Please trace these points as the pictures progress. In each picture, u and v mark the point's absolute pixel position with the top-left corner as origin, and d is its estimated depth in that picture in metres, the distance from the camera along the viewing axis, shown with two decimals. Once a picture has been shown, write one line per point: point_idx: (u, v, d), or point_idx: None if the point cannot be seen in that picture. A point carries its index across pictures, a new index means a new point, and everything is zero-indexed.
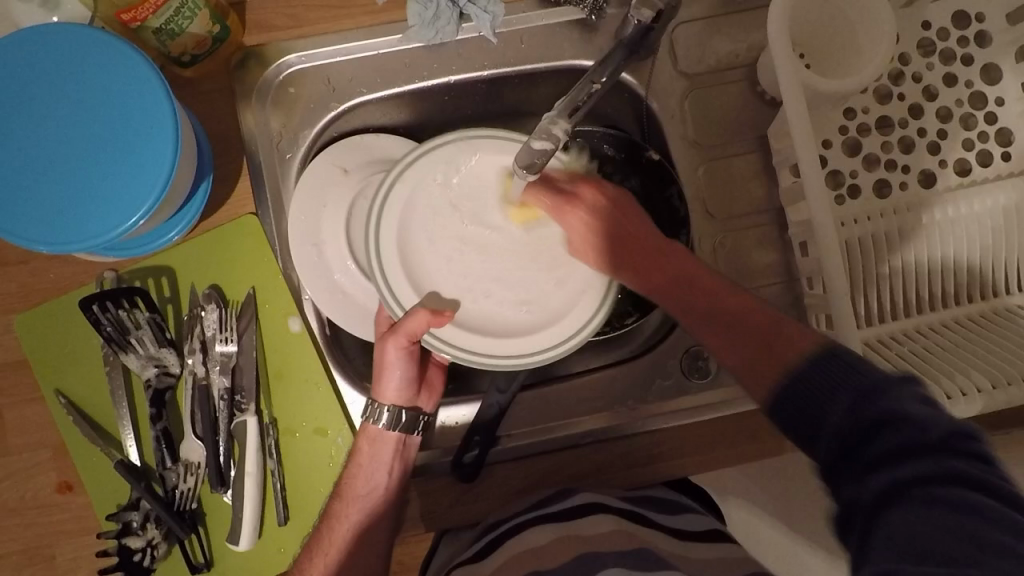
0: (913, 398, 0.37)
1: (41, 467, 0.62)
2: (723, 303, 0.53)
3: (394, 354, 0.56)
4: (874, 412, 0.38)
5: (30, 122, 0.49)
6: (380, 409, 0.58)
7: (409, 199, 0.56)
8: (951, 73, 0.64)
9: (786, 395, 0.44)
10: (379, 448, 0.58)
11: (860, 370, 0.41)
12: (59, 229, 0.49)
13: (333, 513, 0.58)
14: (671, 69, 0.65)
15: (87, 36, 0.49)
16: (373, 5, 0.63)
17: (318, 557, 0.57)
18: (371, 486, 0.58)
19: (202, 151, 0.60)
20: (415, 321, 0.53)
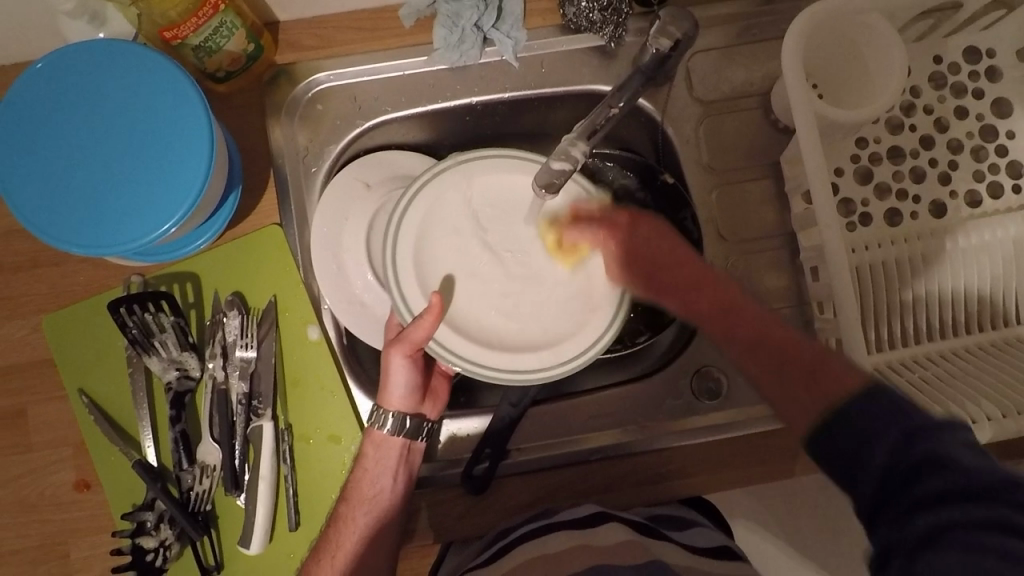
0: (959, 442, 0.39)
1: (62, 465, 0.63)
2: (740, 314, 0.53)
3: (399, 362, 0.58)
4: (918, 452, 0.39)
5: (73, 130, 0.51)
6: (385, 415, 0.60)
7: (429, 208, 0.57)
8: (962, 106, 0.65)
9: (826, 428, 0.44)
10: (384, 452, 0.59)
11: (901, 406, 0.41)
12: (94, 234, 0.51)
13: (341, 515, 0.59)
14: (687, 95, 0.67)
15: (132, 52, 0.51)
16: (401, 28, 0.66)
17: (326, 558, 0.58)
18: (378, 490, 0.58)
19: (232, 162, 0.62)
20: (420, 330, 0.54)
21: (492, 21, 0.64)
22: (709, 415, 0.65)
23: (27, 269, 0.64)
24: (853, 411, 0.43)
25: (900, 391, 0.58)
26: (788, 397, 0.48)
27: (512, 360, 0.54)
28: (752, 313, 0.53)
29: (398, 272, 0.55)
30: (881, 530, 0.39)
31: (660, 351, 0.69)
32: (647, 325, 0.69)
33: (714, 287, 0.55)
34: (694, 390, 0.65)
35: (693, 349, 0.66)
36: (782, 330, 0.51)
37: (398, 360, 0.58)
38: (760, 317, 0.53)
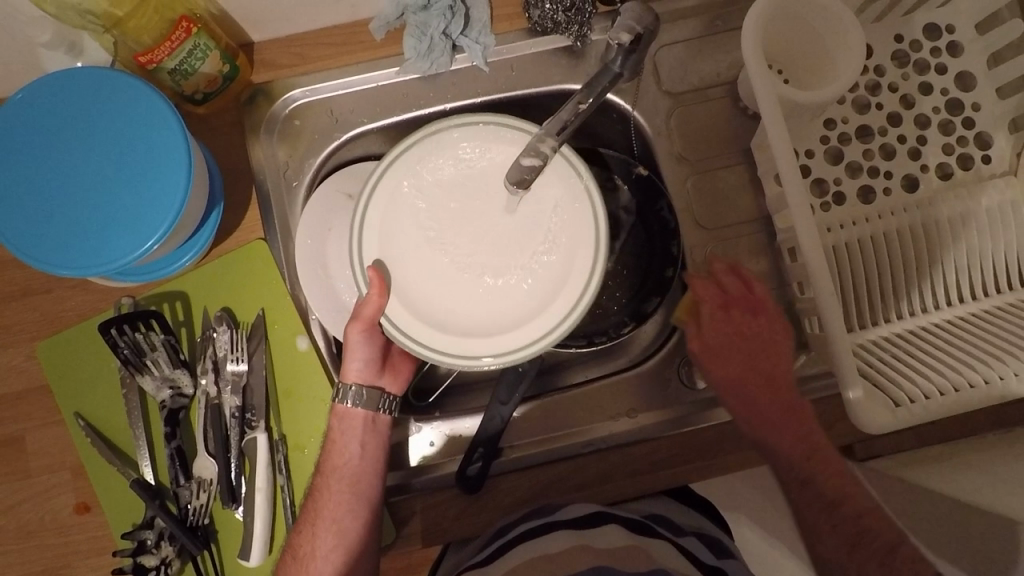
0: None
1: (61, 489, 0.64)
2: (797, 426, 0.57)
3: (354, 335, 0.58)
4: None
5: (56, 153, 0.53)
6: (346, 389, 0.60)
7: (389, 196, 0.54)
8: (926, 82, 0.67)
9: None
10: (348, 423, 0.60)
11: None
12: (79, 256, 0.52)
13: (318, 487, 0.59)
14: (655, 88, 0.69)
15: (112, 76, 0.53)
16: (373, 42, 0.68)
17: (306, 527, 0.58)
18: (348, 459, 0.59)
19: (214, 180, 0.64)
20: (371, 307, 0.54)
21: (460, 28, 0.65)
22: (699, 403, 0.65)
23: (19, 298, 0.65)
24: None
25: (882, 365, 0.59)
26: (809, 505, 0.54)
27: (493, 346, 0.52)
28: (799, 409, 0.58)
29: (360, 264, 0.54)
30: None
31: (644, 342, 0.69)
32: (631, 315, 0.69)
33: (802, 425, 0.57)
34: (681, 380, 0.66)
35: (677, 337, 0.67)
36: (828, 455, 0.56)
37: (355, 336, 0.58)
38: (794, 400, 0.58)
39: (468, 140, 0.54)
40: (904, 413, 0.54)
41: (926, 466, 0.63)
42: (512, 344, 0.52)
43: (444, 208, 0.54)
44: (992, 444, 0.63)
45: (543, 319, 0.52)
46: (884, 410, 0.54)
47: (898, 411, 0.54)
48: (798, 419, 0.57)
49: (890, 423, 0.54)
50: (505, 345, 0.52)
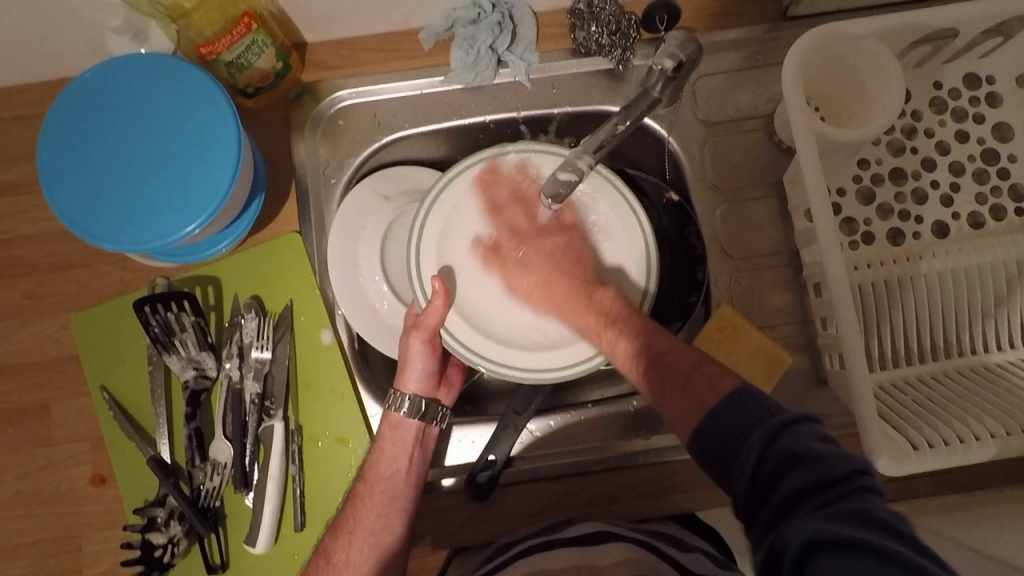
0: (813, 437, 0.40)
1: (79, 459, 0.65)
2: (656, 349, 0.53)
3: (416, 345, 0.60)
4: (779, 449, 0.40)
5: (114, 131, 0.55)
6: (402, 399, 0.61)
7: (447, 210, 0.62)
8: (963, 131, 0.67)
9: (703, 435, 0.45)
10: (400, 434, 0.61)
11: (761, 407, 0.43)
12: (119, 233, 0.54)
13: (358, 493, 0.60)
14: (692, 117, 0.70)
15: (178, 68, 0.55)
16: (421, 51, 0.70)
17: (343, 534, 0.58)
18: (395, 471, 0.59)
19: (257, 169, 0.66)
20: (432, 316, 0.59)
21: (506, 44, 0.67)
22: None
23: (59, 270, 0.67)
24: (721, 414, 0.45)
25: (901, 408, 0.59)
26: (656, 393, 0.52)
27: (538, 361, 0.59)
28: (610, 302, 0.58)
29: (422, 274, 0.60)
30: (759, 533, 0.40)
31: None
32: None
33: (672, 354, 0.52)
34: None
35: None
36: (671, 341, 0.54)
37: (416, 345, 0.60)
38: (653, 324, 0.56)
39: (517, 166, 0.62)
40: (923, 456, 0.53)
41: (939, 513, 0.62)
42: (559, 361, 0.59)
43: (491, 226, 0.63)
44: (1009, 496, 0.62)
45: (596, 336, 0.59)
46: (902, 451, 0.54)
47: (915, 453, 0.53)
48: (656, 343, 0.54)
49: (907, 465, 0.53)
50: (568, 357, 0.59)
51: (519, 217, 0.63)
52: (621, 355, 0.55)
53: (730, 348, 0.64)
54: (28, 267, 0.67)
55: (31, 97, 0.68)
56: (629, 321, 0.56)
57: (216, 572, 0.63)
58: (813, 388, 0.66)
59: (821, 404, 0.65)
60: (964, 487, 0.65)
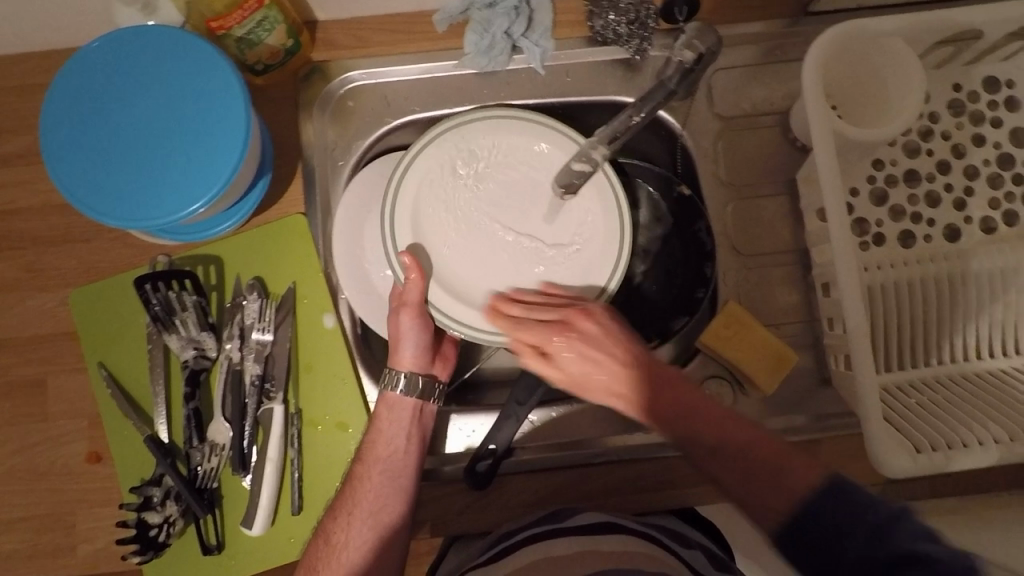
0: (919, 536, 0.40)
1: (76, 436, 0.65)
2: (734, 439, 0.50)
3: (405, 322, 0.59)
4: (886, 552, 0.40)
5: (121, 104, 0.54)
6: (397, 376, 0.61)
7: (424, 178, 0.60)
8: (980, 134, 0.66)
9: (795, 533, 0.44)
10: (397, 412, 0.60)
11: (859, 501, 0.43)
12: (127, 208, 0.53)
13: (356, 474, 0.59)
14: (707, 111, 0.69)
15: (201, 48, 0.54)
16: (434, 33, 0.68)
17: (342, 515, 0.57)
18: (393, 449, 0.59)
19: (265, 148, 0.65)
20: (414, 289, 0.58)
21: (522, 29, 0.66)
22: None
23: (58, 243, 0.66)
24: (820, 507, 0.44)
25: (906, 410, 0.58)
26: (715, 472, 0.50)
27: None
28: (675, 391, 0.53)
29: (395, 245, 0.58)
30: None
31: None
32: (657, 333, 0.70)
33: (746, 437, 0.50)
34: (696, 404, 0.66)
35: (702, 359, 0.67)
36: (755, 433, 0.51)
37: (405, 321, 0.59)
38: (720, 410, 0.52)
39: (487, 130, 0.60)
40: (928, 461, 0.53)
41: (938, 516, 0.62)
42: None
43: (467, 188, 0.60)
44: (1010, 503, 0.62)
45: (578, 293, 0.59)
46: (907, 455, 0.53)
47: (920, 457, 0.53)
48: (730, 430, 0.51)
49: (911, 469, 0.53)
50: None
51: (543, 315, 0.55)
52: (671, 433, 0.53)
53: (734, 345, 0.64)
54: (27, 240, 0.66)
55: (37, 66, 0.66)
56: (706, 412, 0.52)
57: (211, 553, 0.63)
58: (817, 389, 0.66)
59: (826, 405, 0.65)
60: (964, 491, 0.65)
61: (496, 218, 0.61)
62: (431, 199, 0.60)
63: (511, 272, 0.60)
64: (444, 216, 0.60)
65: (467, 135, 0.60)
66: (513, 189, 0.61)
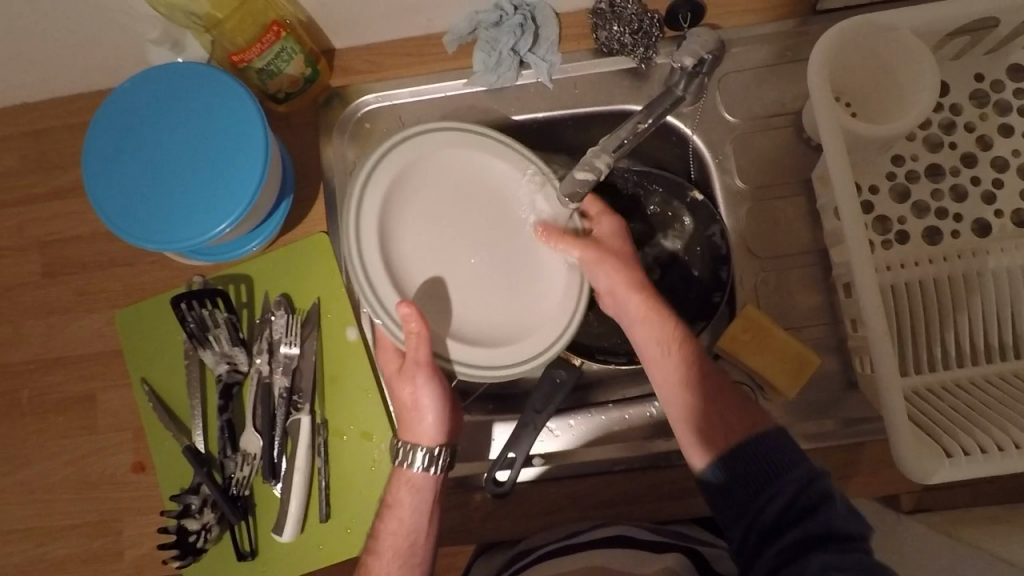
0: (829, 486, 0.50)
1: (122, 448, 0.69)
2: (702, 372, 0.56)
3: (422, 392, 0.57)
4: (813, 492, 0.49)
5: (153, 137, 0.58)
6: (415, 451, 0.59)
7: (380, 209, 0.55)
8: (1007, 125, 0.64)
9: (733, 458, 0.52)
10: (417, 495, 0.58)
11: (790, 451, 0.51)
12: (160, 233, 0.57)
13: (369, 564, 0.58)
14: (718, 114, 0.69)
15: (223, 81, 0.58)
16: (445, 54, 0.71)
17: None
18: (411, 538, 0.58)
19: (286, 170, 0.68)
20: (417, 346, 0.53)
21: (528, 45, 0.68)
22: None
23: (104, 269, 0.71)
24: (761, 444, 0.51)
25: (936, 413, 0.56)
26: (716, 415, 0.54)
27: (517, 352, 0.56)
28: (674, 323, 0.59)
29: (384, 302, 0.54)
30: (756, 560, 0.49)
31: None
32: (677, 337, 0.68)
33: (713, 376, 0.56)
34: None
35: (722, 365, 0.66)
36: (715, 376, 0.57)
37: (421, 387, 0.57)
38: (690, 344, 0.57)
39: (413, 148, 0.57)
40: (960, 464, 0.51)
41: (978, 525, 0.59)
42: (538, 348, 0.56)
43: (420, 213, 0.57)
44: None
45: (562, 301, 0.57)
46: (936, 459, 0.51)
47: (951, 461, 0.51)
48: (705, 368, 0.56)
49: (940, 473, 0.51)
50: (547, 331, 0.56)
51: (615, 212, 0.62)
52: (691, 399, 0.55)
53: (751, 349, 0.63)
54: (76, 266, 0.72)
55: (82, 106, 0.72)
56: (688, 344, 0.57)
57: (246, 559, 0.66)
58: (843, 392, 0.64)
59: (853, 408, 0.63)
60: (1006, 497, 0.62)
61: (454, 239, 0.57)
62: (395, 233, 0.56)
63: (495, 293, 0.57)
64: (414, 244, 0.56)
65: (403, 155, 0.56)
66: (458, 205, 0.58)
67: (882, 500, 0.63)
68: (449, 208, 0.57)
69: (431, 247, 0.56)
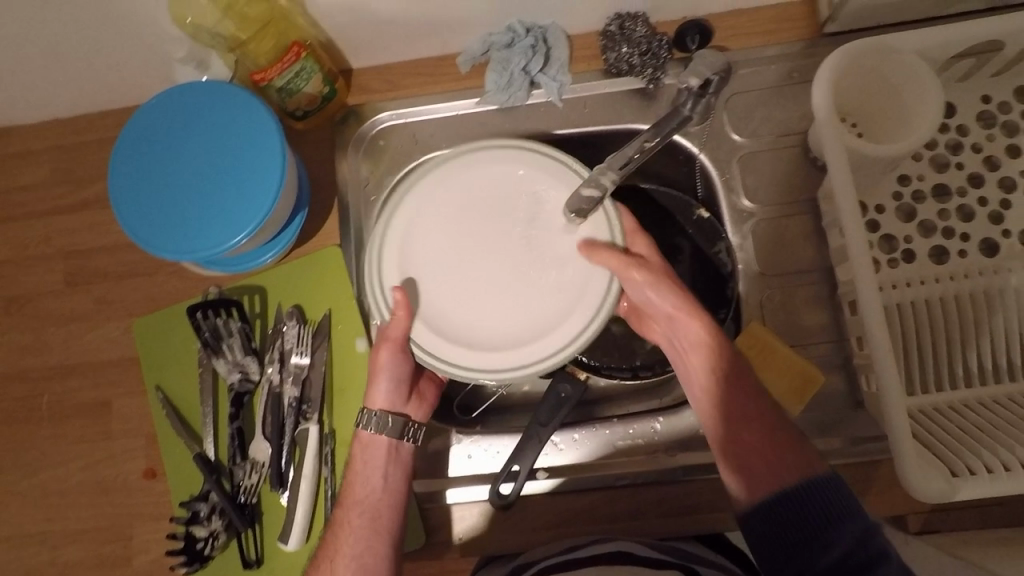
0: (885, 543, 0.47)
1: (134, 454, 0.71)
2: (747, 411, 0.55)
3: (386, 363, 0.60)
4: (866, 546, 0.47)
5: (176, 150, 0.60)
6: (370, 416, 0.62)
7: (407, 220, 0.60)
8: (1014, 146, 0.64)
9: (769, 513, 0.51)
10: (370, 452, 0.62)
11: (837, 503, 0.49)
12: (182, 241, 0.59)
13: (338, 520, 0.60)
14: (725, 134, 0.70)
15: (243, 96, 0.60)
16: (458, 74, 0.73)
17: (325, 563, 0.59)
18: (370, 491, 0.60)
19: (302, 186, 0.70)
20: (397, 327, 0.58)
21: (539, 66, 0.70)
22: None
23: (124, 278, 0.74)
24: (804, 496, 0.50)
25: (943, 432, 0.56)
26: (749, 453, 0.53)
27: (512, 357, 0.56)
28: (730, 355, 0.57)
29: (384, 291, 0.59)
30: None
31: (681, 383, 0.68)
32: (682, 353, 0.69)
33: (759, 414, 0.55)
34: None
35: None
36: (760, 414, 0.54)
37: (385, 360, 0.60)
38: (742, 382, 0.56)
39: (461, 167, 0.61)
40: (965, 483, 0.50)
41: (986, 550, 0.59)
42: (520, 359, 0.56)
43: (453, 223, 0.60)
44: None
45: (575, 316, 0.56)
46: (941, 477, 0.51)
47: (956, 480, 0.51)
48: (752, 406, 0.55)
49: (946, 492, 0.50)
50: (550, 342, 0.56)
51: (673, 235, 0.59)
52: (714, 413, 0.56)
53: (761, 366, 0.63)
54: (98, 276, 0.74)
55: (110, 121, 0.75)
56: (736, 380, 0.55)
57: (251, 567, 0.66)
58: (849, 410, 0.64)
59: (860, 427, 0.63)
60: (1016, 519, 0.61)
61: (478, 248, 0.59)
62: (420, 242, 0.60)
63: (507, 300, 0.58)
64: (437, 254, 0.59)
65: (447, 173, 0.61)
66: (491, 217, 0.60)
67: (888, 519, 0.63)
68: (484, 220, 0.60)
69: (457, 254, 0.59)
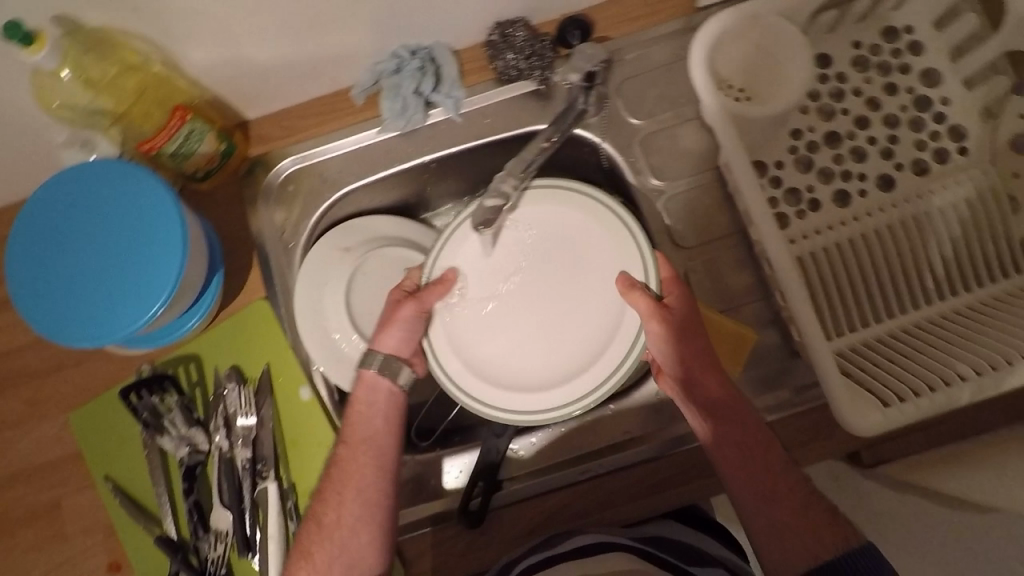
0: None
1: (94, 550, 0.68)
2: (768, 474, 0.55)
3: (404, 315, 0.62)
4: None
5: (72, 234, 0.59)
6: (374, 356, 0.62)
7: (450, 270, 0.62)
8: (891, 83, 0.67)
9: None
10: (374, 397, 0.62)
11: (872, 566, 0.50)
12: (97, 326, 0.58)
13: (342, 455, 0.61)
14: (624, 118, 0.71)
15: (130, 167, 0.59)
16: (355, 107, 0.73)
17: (332, 495, 0.60)
18: (372, 431, 0.61)
19: (213, 249, 0.69)
20: (432, 294, 0.61)
21: (431, 86, 0.70)
22: None
23: (52, 373, 0.71)
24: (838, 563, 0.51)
25: (872, 366, 0.58)
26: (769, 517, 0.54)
27: (547, 399, 0.59)
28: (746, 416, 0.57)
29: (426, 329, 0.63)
30: None
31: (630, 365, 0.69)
32: None
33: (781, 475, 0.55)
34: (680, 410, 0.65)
35: None
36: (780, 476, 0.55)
37: (403, 316, 0.62)
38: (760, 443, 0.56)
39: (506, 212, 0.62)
40: (896, 412, 0.52)
41: (934, 469, 0.61)
42: (531, 400, 0.59)
43: (495, 270, 0.62)
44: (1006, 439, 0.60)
45: (605, 359, 0.58)
46: (873, 410, 0.53)
47: (888, 411, 0.52)
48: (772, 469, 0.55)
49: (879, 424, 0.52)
50: (579, 386, 0.58)
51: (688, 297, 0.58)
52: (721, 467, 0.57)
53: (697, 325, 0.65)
54: (24, 375, 0.71)
55: (9, 217, 0.73)
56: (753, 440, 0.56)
57: None
58: (787, 362, 0.65)
59: (799, 377, 0.65)
60: (961, 435, 0.63)
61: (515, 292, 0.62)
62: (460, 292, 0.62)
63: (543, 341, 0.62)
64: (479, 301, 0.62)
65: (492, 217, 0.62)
66: (536, 253, 0.62)
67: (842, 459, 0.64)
68: (525, 263, 0.62)
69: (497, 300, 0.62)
